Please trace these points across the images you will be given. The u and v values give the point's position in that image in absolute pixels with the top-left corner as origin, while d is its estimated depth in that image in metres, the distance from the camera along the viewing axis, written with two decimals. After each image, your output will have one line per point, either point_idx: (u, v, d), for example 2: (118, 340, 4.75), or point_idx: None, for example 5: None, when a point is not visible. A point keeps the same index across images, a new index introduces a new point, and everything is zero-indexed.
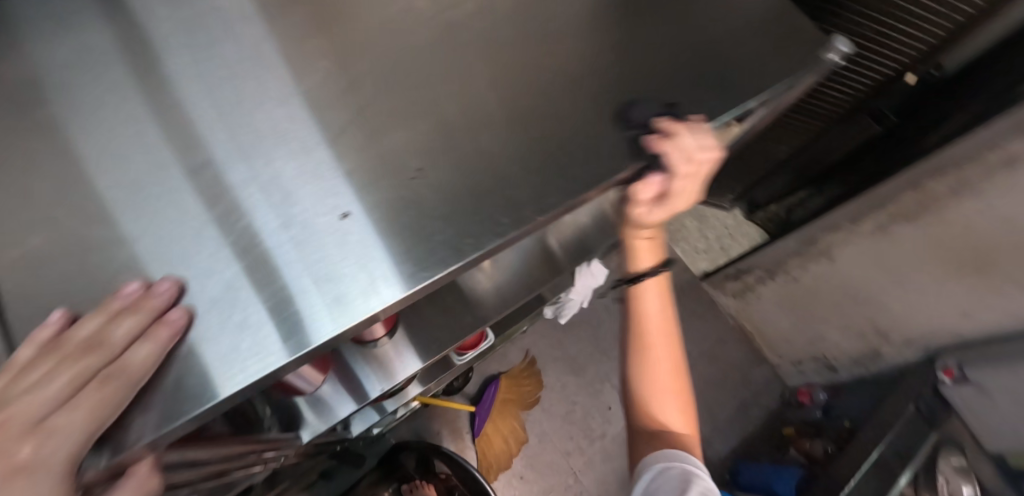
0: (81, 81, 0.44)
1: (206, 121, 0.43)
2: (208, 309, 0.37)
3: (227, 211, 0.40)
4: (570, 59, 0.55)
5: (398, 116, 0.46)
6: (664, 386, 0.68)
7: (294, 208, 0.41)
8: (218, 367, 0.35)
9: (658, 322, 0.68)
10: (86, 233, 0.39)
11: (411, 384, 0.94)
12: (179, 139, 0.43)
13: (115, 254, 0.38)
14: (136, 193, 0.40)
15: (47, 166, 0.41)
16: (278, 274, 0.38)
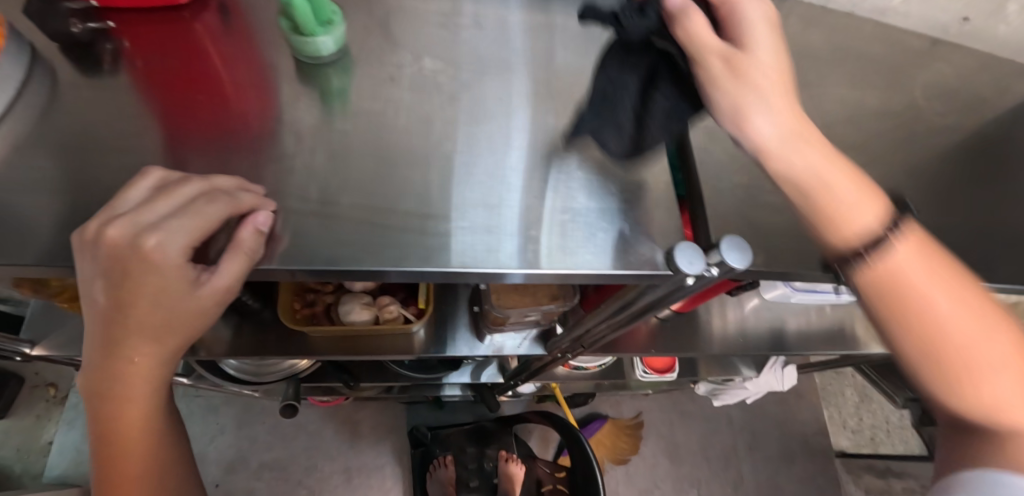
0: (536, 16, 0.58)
1: (594, 81, 0.53)
2: (506, 189, 0.45)
3: (561, 140, 0.48)
4: (956, 160, 0.56)
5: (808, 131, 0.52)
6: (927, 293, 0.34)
7: (580, 154, 0.47)
8: (552, 250, 0.42)
9: (788, 81, 0.37)
10: (471, 100, 0.50)
11: (594, 368, 1.01)
12: (565, 79, 0.53)
13: (484, 122, 0.48)
14: (517, 93, 0.51)
15: (478, 49, 0.53)
16: (579, 205, 0.44)
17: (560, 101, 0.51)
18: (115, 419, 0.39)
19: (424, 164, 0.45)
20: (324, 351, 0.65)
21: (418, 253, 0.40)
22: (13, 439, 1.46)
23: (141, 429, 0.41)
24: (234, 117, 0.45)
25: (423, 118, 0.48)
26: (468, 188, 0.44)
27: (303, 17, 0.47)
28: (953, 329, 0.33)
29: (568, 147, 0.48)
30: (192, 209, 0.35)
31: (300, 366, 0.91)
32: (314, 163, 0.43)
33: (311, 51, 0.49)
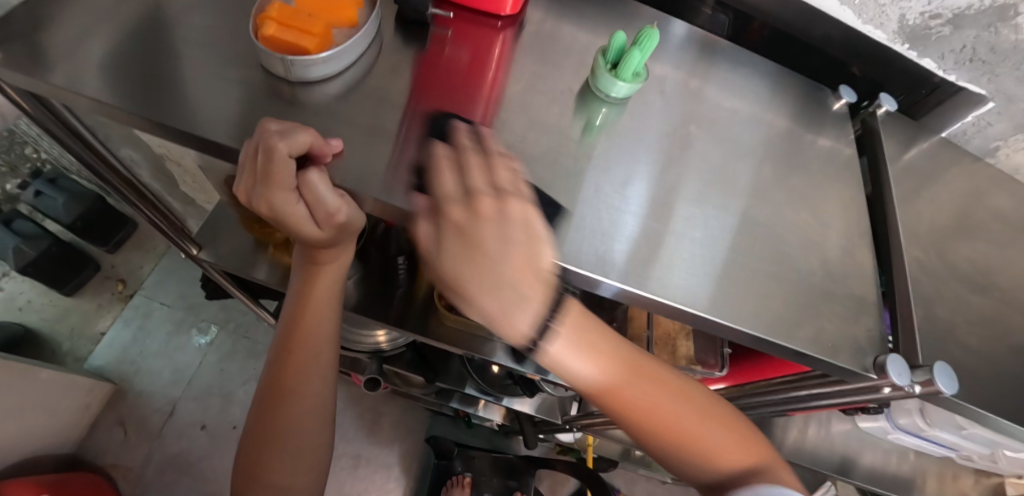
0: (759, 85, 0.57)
1: (797, 172, 0.52)
2: (647, 216, 0.43)
3: (731, 201, 0.47)
4: None
5: (999, 278, 0.51)
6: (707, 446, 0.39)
7: (741, 221, 0.46)
8: (658, 280, 0.41)
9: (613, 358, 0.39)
10: (661, 129, 0.49)
11: None
12: (760, 153, 0.51)
13: (658, 150, 0.47)
14: (707, 141, 0.49)
15: (688, 89, 0.53)
16: (716, 262, 0.43)
17: (743, 166, 0.49)
18: (291, 344, 0.54)
19: (599, 176, 0.44)
20: (444, 338, 0.67)
21: (568, 252, 0.39)
22: (70, 319, 1.50)
23: (315, 344, 0.54)
24: (500, 104, 0.45)
25: (611, 130, 0.47)
26: (607, 205, 0.43)
27: (631, 58, 0.41)
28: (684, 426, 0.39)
29: (734, 207, 0.46)
30: (273, 175, 0.37)
31: (383, 346, 0.96)
32: (524, 150, 0.43)
33: (607, 89, 0.43)
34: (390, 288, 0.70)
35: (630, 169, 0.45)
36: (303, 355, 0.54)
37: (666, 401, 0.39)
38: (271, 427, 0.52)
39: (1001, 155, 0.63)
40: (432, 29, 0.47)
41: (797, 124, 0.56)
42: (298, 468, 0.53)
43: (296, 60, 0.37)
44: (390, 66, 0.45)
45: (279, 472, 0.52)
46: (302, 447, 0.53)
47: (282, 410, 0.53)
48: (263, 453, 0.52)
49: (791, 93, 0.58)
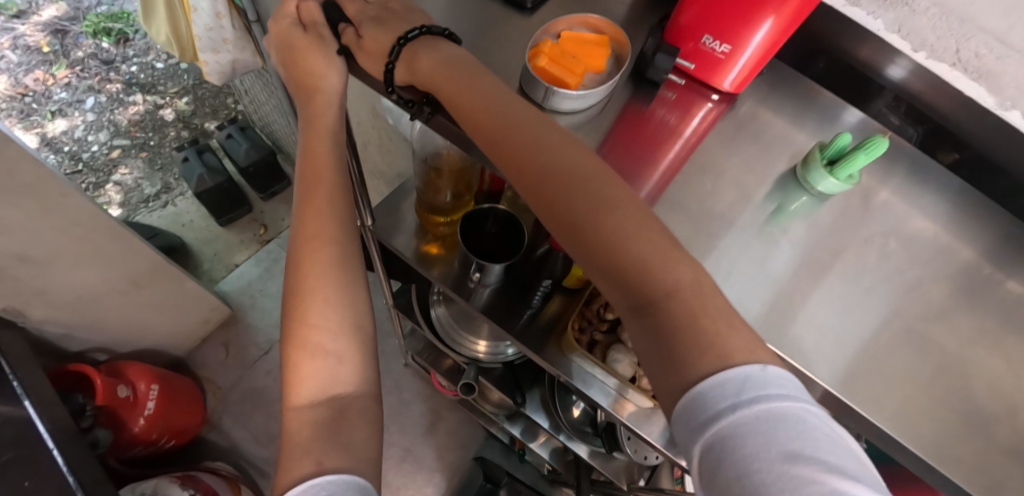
0: (957, 209, 0.55)
1: (981, 307, 0.50)
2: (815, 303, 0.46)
3: (906, 310, 0.48)
4: None
5: None
6: (652, 259, 0.38)
7: (914, 334, 0.47)
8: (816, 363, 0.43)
9: (662, 238, 0.39)
10: (846, 225, 0.51)
11: None
12: (946, 276, 0.51)
13: (839, 243, 0.49)
14: (891, 249, 0.51)
15: (880, 195, 0.54)
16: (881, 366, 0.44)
17: (926, 284, 0.50)
18: (303, 195, 0.49)
19: (765, 248, 0.48)
20: (559, 365, 0.69)
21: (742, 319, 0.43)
22: (216, 244, 1.73)
23: (327, 192, 0.49)
24: (695, 169, 0.49)
25: (800, 215, 0.50)
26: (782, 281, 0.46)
27: (856, 161, 0.46)
28: (685, 298, 0.37)
29: (908, 320, 0.47)
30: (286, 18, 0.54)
31: (481, 355, 0.99)
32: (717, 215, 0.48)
33: (817, 181, 0.47)
34: (520, 305, 0.72)
35: (809, 256, 0.48)
36: (319, 202, 0.48)
37: (731, 317, 0.37)
38: (304, 287, 0.46)
39: None
40: (660, 89, 0.52)
41: (990, 264, 0.53)
42: (341, 329, 0.46)
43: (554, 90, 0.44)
44: (612, 112, 0.50)
45: (322, 329, 0.45)
46: (342, 308, 0.46)
47: (308, 260, 0.47)
48: (301, 311, 0.46)
49: (992, 226, 0.55)
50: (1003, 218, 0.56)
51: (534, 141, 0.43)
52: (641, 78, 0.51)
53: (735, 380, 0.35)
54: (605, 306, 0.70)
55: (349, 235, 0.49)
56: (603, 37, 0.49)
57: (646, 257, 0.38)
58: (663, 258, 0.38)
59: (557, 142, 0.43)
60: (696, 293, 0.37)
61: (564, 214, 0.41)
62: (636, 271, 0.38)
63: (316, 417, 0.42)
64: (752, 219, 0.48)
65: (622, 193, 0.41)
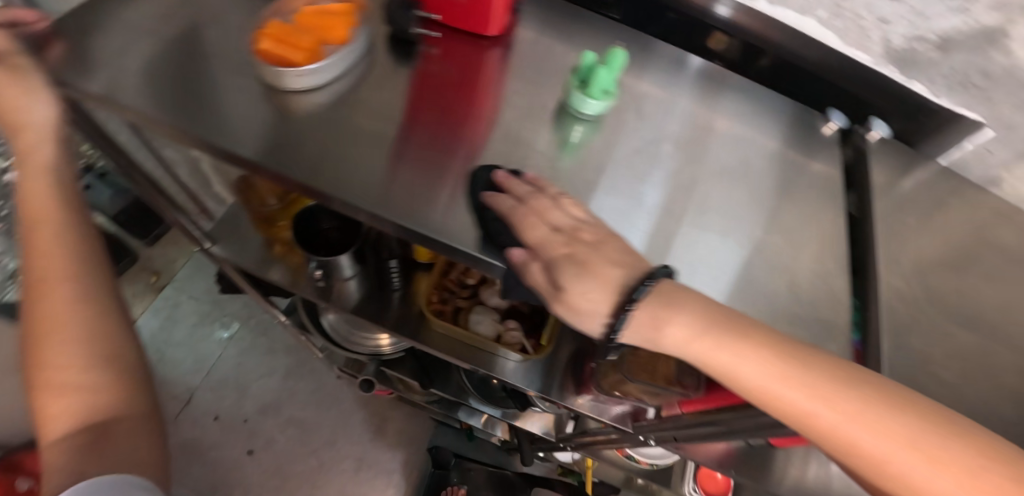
0: (744, 108, 0.58)
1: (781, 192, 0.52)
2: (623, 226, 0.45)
3: (714, 213, 0.48)
4: None
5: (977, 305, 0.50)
6: (871, 446, 0.31)
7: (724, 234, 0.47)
8: None
9: (767, 343, 0.34)
10: (642, 143, 0.50)
11: (644, 462, 0.98)
12: (745, 170, 0.52)
13: (637, 162, 0.49)
14: (687, 157, 0.51)
15: (670, 108, 0.55)
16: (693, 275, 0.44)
17: (726, 184, 0.51)
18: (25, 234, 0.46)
19: (562, 182, 0.46)
20: (433, 344, 0.70)
21: None
22: None
23: (58, 229, 0.46)
24: (490, 125, 0.48)
25: (593, 142, 0.49)
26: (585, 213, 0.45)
27: (599, 75, 0.46)
28: (839, 432, 0.31)
29: (717, 221, 0.48)
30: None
31: (384, 349, 0.98)
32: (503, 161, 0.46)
33: (578, 106, 0.47)
34: (384, 292, 0.72)
35: (608, 180, 0.47)
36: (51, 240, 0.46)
37: (892, 426, 0.31)
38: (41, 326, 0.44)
39: (1007, 185, 0.59)
40: (421, 46, 0.50)
41: (787, 149, 0.56)
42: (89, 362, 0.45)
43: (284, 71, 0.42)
44: (382, 80, 0.48)
45: (67, 365, 0.44)
46: (83, 345, 0.45)
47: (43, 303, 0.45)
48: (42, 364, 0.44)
49: (778, 117, 0.58)
50: (787, 107, 0.59)
51: (728, 358, 0.35)
52: (399, 38, 0.50)
53: (930, 435, 0.30)
54: (464, 272, 0.70)
55: (96, 269, 0.48)
56: (345, 5, 0.48)
57: (869, 458, 0.31)
58: (850, 414, 0.31)
59: (781, 368, 0.33)
60: (862, 413, 0.31)
61: (743, 387, 0.34)
62: (861, 455, 0.31)
63: (70, 445, 0.43)
64: (549, 157, 0.47)
65: (853, 401, 0.32)
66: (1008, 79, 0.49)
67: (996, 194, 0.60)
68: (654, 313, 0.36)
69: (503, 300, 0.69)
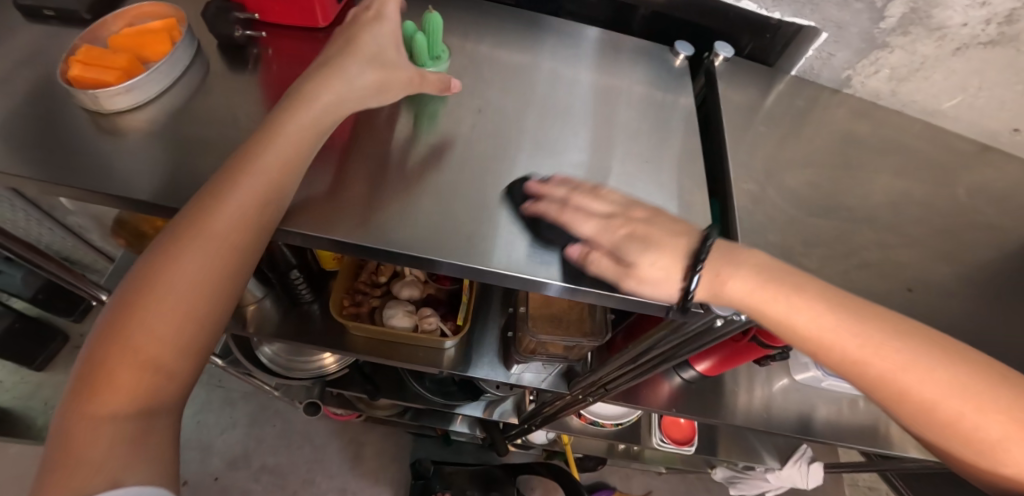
0: (597, 57, 0.60)
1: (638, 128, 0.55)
2: (485, 189, 0.46)
3: (574, 160, 0.51)
4: (996, 248, 0.55)
5: (833, 199, 0.53)
6: (927, 395, 0.35)
7: (587, 179, 0.49)
8: (500, 246, 0.43)
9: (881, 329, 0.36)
10: (496, 107, 0.53)
11: (607, 422, 0.99)
12: (601, 114, 0.55)
13: (493, 126, 0.51)
14: (542, 112, 0.54)
15: (522, 69, 0.57)
16: None
17: (585, 131, 0.53)
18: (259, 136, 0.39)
19: (419, 158, 0.47)
20: (361, 348, 0.70)
21: (409, 239, 0.42)
22: (43, 392, 1.41)
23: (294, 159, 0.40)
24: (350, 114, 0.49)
25: (445, 116, 0.51)
26: (449, 181, 0.46)
27: (419, 55, 0.50)
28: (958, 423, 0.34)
29: (579, 168, 0.50)
30: None
31: (329, 369, 0.95)
32: (357, 146, 0.47)
33: None
34: (302, 307, 0.72)
35: (465, 148, 0.49)
36: (246, 182, 0.37)
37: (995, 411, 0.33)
38: (170, 286, 0.34)
39: (856, 83, 0.63)
40: (255, 49, 0.51)
41: (645, 87, 0.59)
42: (184, 343, 0.34)
43: (97, 93, 0.42)
44: (224, 91, 0.48)
45: (153, 338, 0.32)
46: (216, 307, 0.35)
47: (233, 213, 0.36)
48: (112, 347, 0.32)
49: (632, 59, 0.61)
50: (639, 49, 0.62)
51: (801, 320, 0.38)
52: (231, 44, 0.50)
53: None
54: (375, 271, 0.70)
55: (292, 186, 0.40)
56: (168, 20, 0.48)
57: (994, 466, 0.34)
58: (947, 380, 0.34)
59: (843, 342, 0.36)
60: (986, 411, 0.33)
61: (809, 340, 0.38)
62: (974, 447, 0.34)
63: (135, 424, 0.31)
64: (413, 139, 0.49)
65: (961, 377, 0.34)
66: None
67: (849, 94, 0.64)
68: (718, 269, 0.40)
69: (416, 291, 0.69)
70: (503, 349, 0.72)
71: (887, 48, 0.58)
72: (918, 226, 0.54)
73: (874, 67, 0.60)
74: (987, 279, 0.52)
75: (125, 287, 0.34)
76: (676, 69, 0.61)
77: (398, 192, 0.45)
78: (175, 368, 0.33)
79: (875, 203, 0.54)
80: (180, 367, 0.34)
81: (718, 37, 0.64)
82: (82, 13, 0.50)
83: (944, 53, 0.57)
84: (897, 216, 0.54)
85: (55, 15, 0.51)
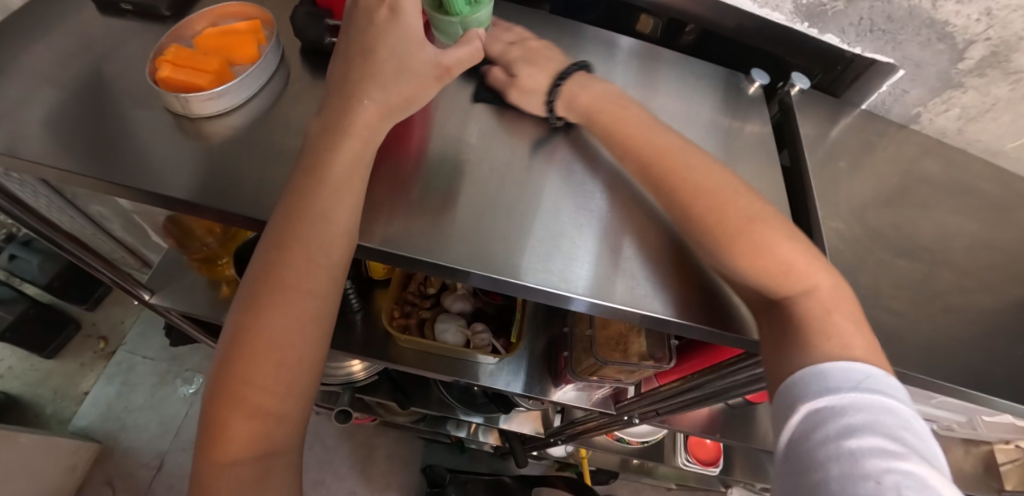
0: (670, 81, 0.60)
1: (713, 156, 0.54)
2: (567, 210, 0.45)
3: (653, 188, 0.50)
4: None
5: (908, 237, 0.53)
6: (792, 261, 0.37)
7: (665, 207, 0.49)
8: (583, 273, 0.43)
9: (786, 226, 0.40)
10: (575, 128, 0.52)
11: (636, 441, 0.99)
12: None
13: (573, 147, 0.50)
14: None
15: None
16: (644, 248, 0.45)
17: None
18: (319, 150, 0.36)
19: (503, 175, 0.46)
20: (405, 360, 0.69)
21: (495, 262, 0.41)
22: (52, 380, 1.40)
23: (353, 161, 0.37)
24: (432, 129, 0.48)
25: (525, 134, 0.50)
26: (533, 200, 0.45)
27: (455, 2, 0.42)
28: (805, 287, 0.37)
29: None
30: None
31: (359, 374, 0.94)
32: (442, 161, 0.46)
33: (445, 31, 0.45)
34: (348, 314, 0.71)
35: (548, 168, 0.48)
36: (313, 221, 0.34)
37: (846, 314, 0.37)
38: (261, 343, 0.32)
39: (924, 120, 0.63)
40: None
41: (717, 114, 0.58)
42: (291, 390, 0.33)
43: (188, 97, 0.41)
44: (307, 98, 0.47)
45: (261, 392, 0.32)
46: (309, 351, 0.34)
47: (310, 233, 0.34)
48: (234, 367, 0.32)
49: (704, 85, 0.60)
50: (710, 74, 0.62)
51: (710, 178, 0.40)
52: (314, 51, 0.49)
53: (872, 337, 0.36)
54: (425, 282, 0.69)
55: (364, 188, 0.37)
56: (252, 23, 0.47)
57: (840, 332, 0.36)
58: (810, 254, 0.38)
59: (746, 204, 0.39)
60: (857, 316, 0.36)
61: (730, 216, 0.39)
62: (798, 290, 0.37)
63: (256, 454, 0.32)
64: (492, 155, 0.47)
65: (810, 254, 0.38)
66: (910, 19, 0.52)
67: (915, 129, 0.64)
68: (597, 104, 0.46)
69: (467, 305, 0.69)
70: (549, 368, 0.72)
71: (961, 88, 0.58)
72: (990, 269, 0.54)
73: (945, 106, 0.60)
74: None
75: (220, 347, 0.33)
76: (748, 97, 0.61)
77: (454, 203, 0.44)
78: (287, 412, 0.33)
79: (948, 244, 0.54)
80: (292, 410, 0.33)
81: (786, 66, 0.64)
82: (162, 10, 0.50)
83: (1019, 95, 0.57)
84: (970, 258, 0.54)
85: (133, 10, 0.50)
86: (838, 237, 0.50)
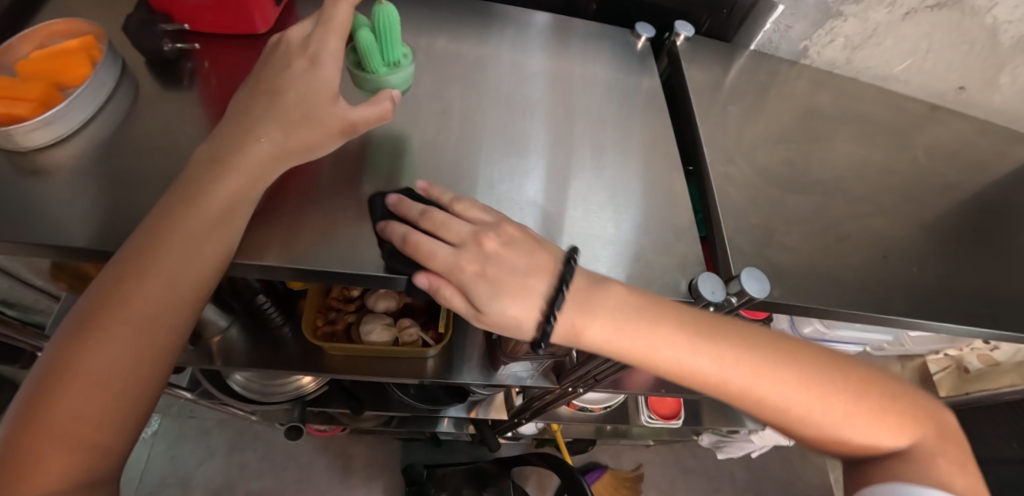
0: (559, 46, 0.58)
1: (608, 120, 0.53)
2: (452, 194, 0.44)
3: (545, 159, 0.48)
4: (948, 206, 0.58)
5: (801, 172, 0.54)
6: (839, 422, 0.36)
7: (558, 177, 0.47)
8: None
9: (784, 350, 0.37)
10: (460, 106, 0.50)
11: (597, 407, 1.00)
12: (570, 107, 0.53)
13: (456, 126, 0.48)
14: (508, 109, 0.51)
15: (484, 66, 0.54)
16: (535, 221, 0.44)
17: (554, 126, 0.51)
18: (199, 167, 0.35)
19: (379, 165, 0.44)
20: (338, 369, 0.67)
21: (373, 259, 0.39)
22: None
23: (234, 180, 0.35)
24: None
25: (404, 119, 0.47)
26: (414, 186, 0.43)
27: (369, 56, 0.44)
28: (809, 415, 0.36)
29: (550, 166, 0.48)
30: None
31: (307, 389, 0.91)
32: None
33: (364, 86, 0.46)
34: (270, 330, 0.68)
35: (430, 151, 0.46)
36: (181, 235, 0.33)
37: (871, 403, 0.37)
38: (83, 370, 0.29)
39: (813, 54, 0.63)
40: (185, 64, 0.46)
41: (610, 74, 0.57)
42: (119, 410, 0.30)
43: (11, 129, 0.37)
44: (158, 112, 0.44)
45: (73, 420, 0.28)
46: (147, 381, 0.32)
47: (176, 250, 0.33)
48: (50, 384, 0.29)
49: (594, 46, 0.59)
50: (598, 34, 0.60)
51: (692, 360, 0.36)
52: (157, 60, 0.46)
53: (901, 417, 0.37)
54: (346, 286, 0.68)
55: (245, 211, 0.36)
56: (83, 39, 0.43)
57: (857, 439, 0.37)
58: (789, 368, 0.36)
59: (764, 375, 0.35)
60: (873, 416, 0.36)
61: (725, 389, 0.36)
62: (790, 421, 0.37)
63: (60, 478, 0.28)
64: (366, 146, 0.45)
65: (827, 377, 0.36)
66: None
67: (807, 64, 0.65)
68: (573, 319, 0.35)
69: (392, 303, 0.67)
70: (487, 352, 0.72)
71: (840, 17, 0.58)
72: (882, 192, 0.55)
73: (829, 37, 0.61)
74: (945, 237, 0.55)
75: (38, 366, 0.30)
76: (640, 54, 0.60)
77: (324, 200, 0.41)
78: (112, 447, 0.30)
79: (842, 173, 0.55)
80: (116, 444, 0.30)
81: (675, 16, 0.63)
82: None
83: (895, 18, 0.58)
84: (862, 184, 0.55)
85: None
86: (732, 182, 0.50)
